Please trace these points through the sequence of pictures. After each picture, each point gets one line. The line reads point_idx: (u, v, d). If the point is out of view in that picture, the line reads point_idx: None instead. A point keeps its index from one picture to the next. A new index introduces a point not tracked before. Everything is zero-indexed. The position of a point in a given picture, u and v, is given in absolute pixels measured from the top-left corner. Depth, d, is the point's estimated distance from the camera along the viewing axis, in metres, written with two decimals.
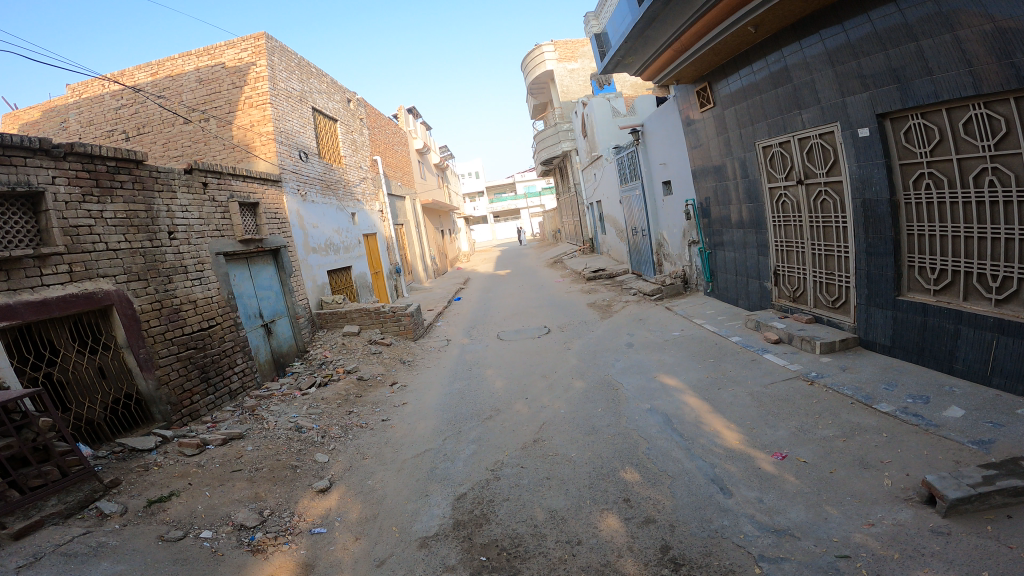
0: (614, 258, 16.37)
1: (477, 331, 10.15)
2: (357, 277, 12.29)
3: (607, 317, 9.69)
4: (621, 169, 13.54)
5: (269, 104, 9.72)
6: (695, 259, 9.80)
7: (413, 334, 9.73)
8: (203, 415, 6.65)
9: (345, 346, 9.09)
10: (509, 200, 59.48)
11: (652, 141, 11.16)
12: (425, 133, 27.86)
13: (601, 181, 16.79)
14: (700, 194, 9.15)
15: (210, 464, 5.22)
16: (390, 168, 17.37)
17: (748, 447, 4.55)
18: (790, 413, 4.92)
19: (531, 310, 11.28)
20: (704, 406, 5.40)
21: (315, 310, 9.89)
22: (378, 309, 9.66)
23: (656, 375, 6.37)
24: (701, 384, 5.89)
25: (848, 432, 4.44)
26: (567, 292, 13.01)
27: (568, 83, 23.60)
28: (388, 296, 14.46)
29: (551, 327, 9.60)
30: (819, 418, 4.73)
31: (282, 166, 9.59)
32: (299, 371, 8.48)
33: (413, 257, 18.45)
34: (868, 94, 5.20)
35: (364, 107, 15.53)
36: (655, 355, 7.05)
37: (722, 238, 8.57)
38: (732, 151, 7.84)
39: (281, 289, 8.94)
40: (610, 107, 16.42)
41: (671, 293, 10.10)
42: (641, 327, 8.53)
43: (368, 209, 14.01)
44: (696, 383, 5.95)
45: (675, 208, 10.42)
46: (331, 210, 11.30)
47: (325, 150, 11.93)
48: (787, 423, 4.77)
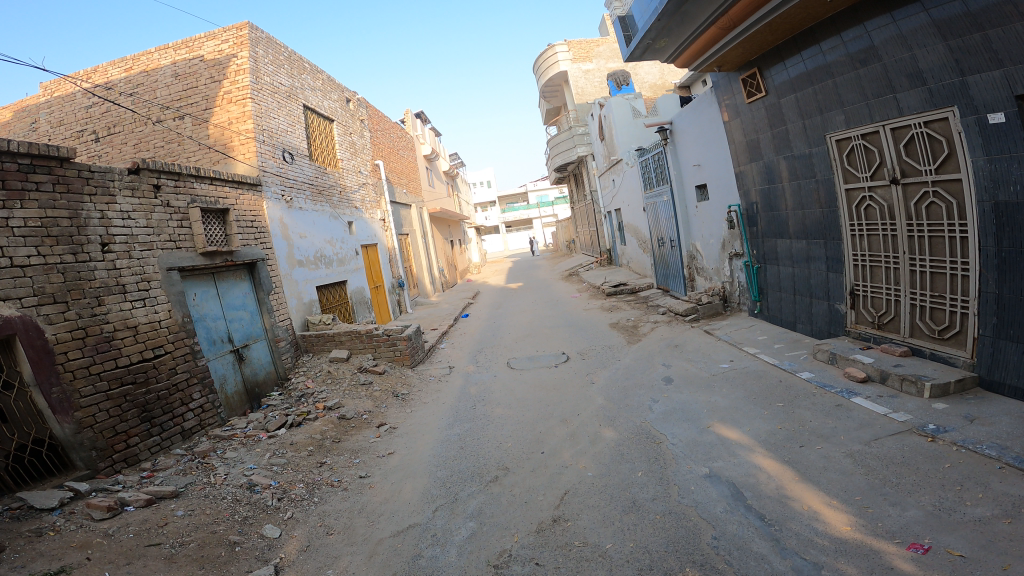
0: (636, 271, 14.99)
1: (483, 357, 8.84)
2: (354, 292, 11.09)
3: (635, 342, 8.34)
4: (645, 174, 12.23)
5: (250, 99, 8.64)
6: (738, 274, 8.40)
7: (410, 360, 8.42)
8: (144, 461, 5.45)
9: (331, 376, 7.85)
10: (521, 210, 58.40)
11: (682, 142, 9.86)
12: (435, 140, 26.89)
13: (621, 188, 15.50)
14: (744, 198, 7.81)
15: (120, 534, 3.95)
16: (394, 175, 16.28)
17: (864, 534, 3.17)
18: (913, 483, 3.53)
19: (545, 333, 9.96)
20: (787, 471, 4.02)
21: (300, 332, 8.67)
22: (371, 331, 8.42)
23: (710, 423, 5.00)
24: (774, 438, 4.51)
25: (1015, 511, 3.07)
26: (586, 309, 11.68)
27: (583, 84, 22.46)
28: (389, 312, 13.23)
29: (569, 352, 8.28)
30: (963, 490, 3.34)
31: (264, 167, 8.45)
32: (275, 405, 7.26)
33: (419, 269, 17.27)
34: (1001, 72, 4.00)
35: (365, 108, 14.51)
36: (702, 394, 5.69)
37: (775, 250, 7.21)
38: (790, 147, 6.53)
39: (258, 309, 7.79)
40: (630, 108, 15.21)
41: (709, 313, 8.70)
42: (679, 356, 7.15)
43: (368, 218, 12.84)
44: (766, 435, 4.58)
45: (713, 215, 9.06)
46: (323, 219, 10.13)
47: (318, 152, 10.82)
48: (917, 499, 3.37)
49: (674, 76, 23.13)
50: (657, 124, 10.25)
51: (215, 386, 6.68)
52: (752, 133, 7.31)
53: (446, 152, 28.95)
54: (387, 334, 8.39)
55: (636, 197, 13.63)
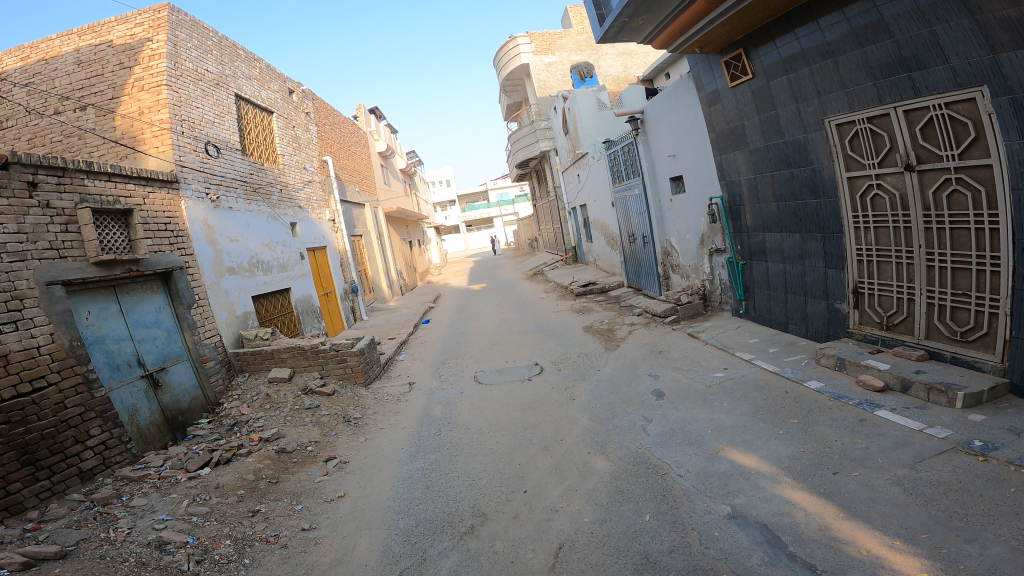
0: (604, 269, 14.41)
1: (449, 371, 7.92)
2: (300, 301, 9.88)
3: (615, 347, 7.65)
4: (613, 169, 11.59)
5: (165, 86, 7.37)
6: (718, 271, 7.82)
7: (364, 377, 7.38)
8: (33, 507, 4.40)
9: (269, 400, 6.71)
10: (480, 209, 57.38)
11: (654, 133, 9.25)
12: (390, 136, 25.62)
13: (587, 184, 14.86)
14: (725, 191, 7.25)
15: None
16: (346, 172, 15.03)
17: None
18: (984, 514, 2.98)
19: (515, 339, 9.15)
20: (826, 506, 3.39)
21: (232, 349, 7.47)
22: (316, 346, 7.33)
23: (718, 448, 4.40)
24: (799, 464, 3.93)
25: None
26: (556, 312, 10.95)
27: (545, 77, 21.73)
28: (342, 320, 12.01)
29: (544, 362, 7.50)
30: None
31: (182, 161, 7.18)
32: (201, 436, 6.10)
33: (376, 272, 16.09)
34: None
35: (311, 99, 13.24)
36: (702, 412, 5.06)
37: (763, 245, 6.68)
38: (781, 134, 5.99)
39: (178, 325, 6.60)
40: (594, 101, 14.60)
41: (689, 314, 8.10)
42: (665, 363, 6.49)
43: (316, 218, 11.59)
44: (787, 460, 4.01)
45: (689, 210, 8.47)
46: (260, 220, 8.87)
47: (253, 145, 9.56)
48: (995, 534, 2.82)
49: (636, 71, 22.87)
50: (627, 115, 9.59)
51: (122, 419, 5.48)
52: (735, 120, 6.75)
53: (402, 149, 27.63)
54: (336, 349, 7.33)
55: (604, 193, 13.00)
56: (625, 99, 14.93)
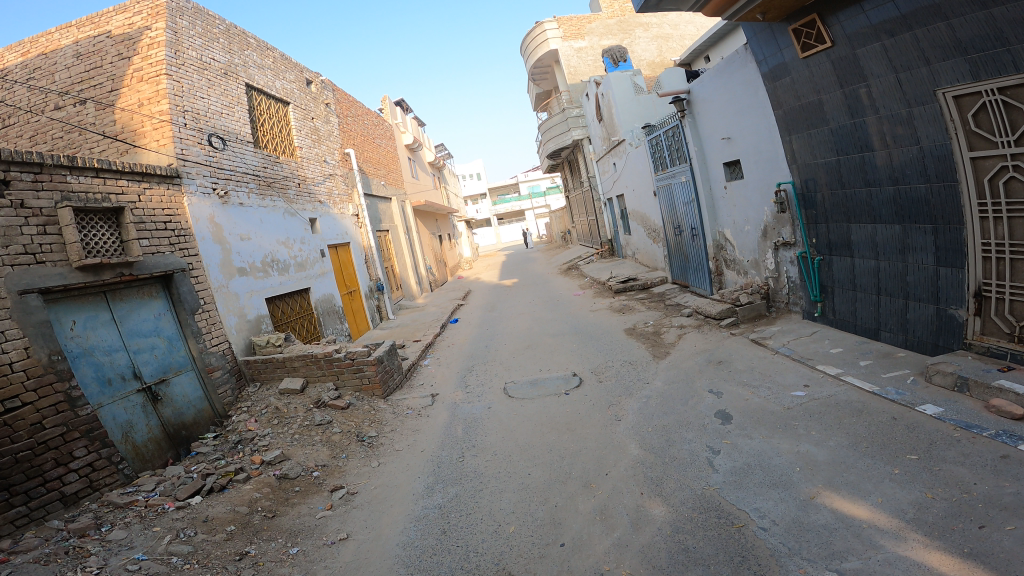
0: (644, 263, 13.35)
1: (475, 380, 7.16)
2: (321, 301, 9.30)
3: (665, 354, 6.70)
4: (653, 155, 10.52)
5: (165, 75, 6.88)
6: (786, 267, 6.69)
7: (382, 388, 6.72)
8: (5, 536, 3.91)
9: (278, 415, 6.15)
10: (512, 202, 56.58)
11: (700, 112, 8.18)
12: (418, 129, 25.08)
13: (625, 172, 13.79)
14: (793, 175, 6.16)
15: None
16: (370, 165, 14.46)
17: None
18: None
19: (549, 343, 8.32)
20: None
21: (243, 357, 6.93)
22: (329, 354, 6.69)
23: (812, 492, 3.51)
24: (930, 516, 3.06)
25: None
26: (593, 311, 10.04)
27: (576, 63, 20.61)
28: (367, 320, 11.39)
29: (580, 372, 6.65)
30: None
31: (184, 155, 6.71)
32: (203, 455, 5.59)
33: (403, 269, 15.55)
34: None
35: (331, 91, 12.69)
36: (784, 443, 4.14)
37: (847, 238, 5.59)
38: (872, 109, 4.90)
39: (181, 333, 6.14)
40: (631, 83, 13.49)
41: (750, 316, 7.04)
42: (727, 377, 5.53)
43: (338, 214, 10.98)
44: (911, 510, 3.14)
45: (744, 197, 7.39)
46: (275, 216, 8.32)
47: (267, 137, 9.05)
48: None
49: (673, 54, 21.52)
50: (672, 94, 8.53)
51: (114, 437, 5.02)
52: (809, 94, 5.62)
53: (430, 142, 27.03)
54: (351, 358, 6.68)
55: (643, 181, 11.93)
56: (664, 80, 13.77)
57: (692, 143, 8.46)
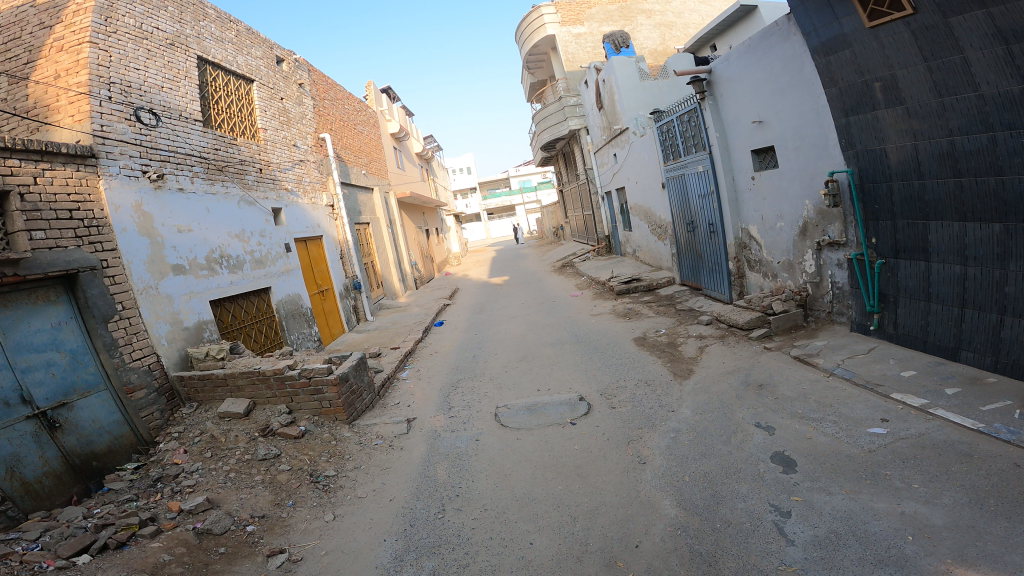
0: (647, 262, 12.31)
1: (462, 402, 6.04)
2: (285, 303, 8.05)
3: (688, 370, 5.72)
4: (661, 144, 9.43)
5: (89, 44, 5.60)
6: (832, 271, 5.69)
7: (346, 413, 5.58)
8: None
9: (212, 446, 5.06)
10: (503, 196, 55.37)
11: (725, 93, 7.10)
12: (405, 118, 23.72)
13: (627, 164, 12.68)
14: (847, 165, 5.15)
15: None
16: (350, 152, 13.16)
17: None
18: None
19: (549, 353, 7.23)
20: None
21: (174, 372, 5.73)
22: (280, 372, 5.53)
23: (941, 571, 2.60)
24: None
25: None
26: (595, 314, 8.99)
27: (574, 50, 19.39)
28: (341, 322, 10.12)
29: (589, 393, 5.61)
30: None
31: (105, 132, 5.46)
32: (114, 494, 4.46)
33: (386, 265, 14.32)
34: None
35: (306, 71, 11.40)
36: (880, 502, 3.21)
37: (922, 237, 4.58)
38: (970, 86, 3.91)
39: (91, 346, 4.95)
40: (635, 68, 12.40)
41: (784, 327, 6.05)
42: (774, 408, 4.56)
43: (309, 204, 9.66)
44: None
45: (775, 188, 6.34)
46: (226, 206, 7.08)
47: (223, 117, 7.78)
48: None
49: (677, 43, 20.45)
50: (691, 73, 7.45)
51: None
52: (878, 70, 4.60)
53: (418, 131, 25.63)
54: (308, 377, 5.53)
55: (649, 172, 10.84)
56: (671, 66, 12.68)
57: (713, 128, 7.39)
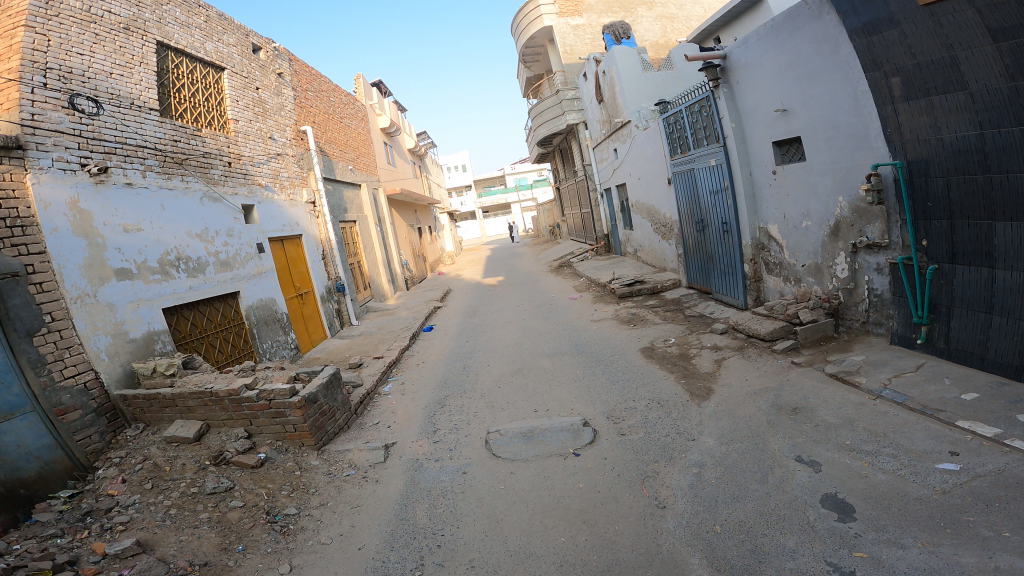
0: (650, 263, 11.64)
1: (449, 425, 5.36)
2: (257, 308, 7.31)
3: (707, 389, 5.09)
4: (667, 137, 8.74)
5: (24, 27, 4.89)
6: (871, 278, 5.04)
7: (314, 438, 4.89)
8: None
9: (155, 476, 4.39)
10: (498, 194, 54.65)
11: (742, 80, 6.41)
12: (397, 113, 22.86)
13: (629, 159, 11.97)
14: (892, 157, 4.52)
15: None
16: (336, 147, 12.37)
17: None
18: None
19: (548, 365, 6.55)
20: None
21: (117, 391, 5.03)
22: (236, 394, 4.85)
23: None
24: None
25: None
26: (596, 320, 8.31)
27: (573, 42, 18.58)
28: (324, 328, 9.34)
29: (595, 416, 4.93)
30: None
31: (36, 121, 4.76)
32: (47, 524, 3.79)
33: (374, 265, 13.58)
34: None
35: (287, 60, 10.60)
36: (968, 556, 2.59)
37: (986, 238, 3.95)
38: None
39: (19, 363, 4.24)
40: (638, 59, 11.68)
41: (812, 339, 5.45)
42: (817, 438, 3.93)
43: (287, 201, 8.91)
44: None
45: (800, 185, 5.70)
46: (185, 202, 6.34)
47: (187, 108, 7.03)
48: None
49: (679, 36, 19.74)
50: (702, 60, 6.78)
51: None
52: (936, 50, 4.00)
53: (411, 127, 24.82)
54: (269, 399, 4.85)
55: (652, 168, 10.15)
56: (675, 57, 11.98)
57: (728, 119, 6.72)
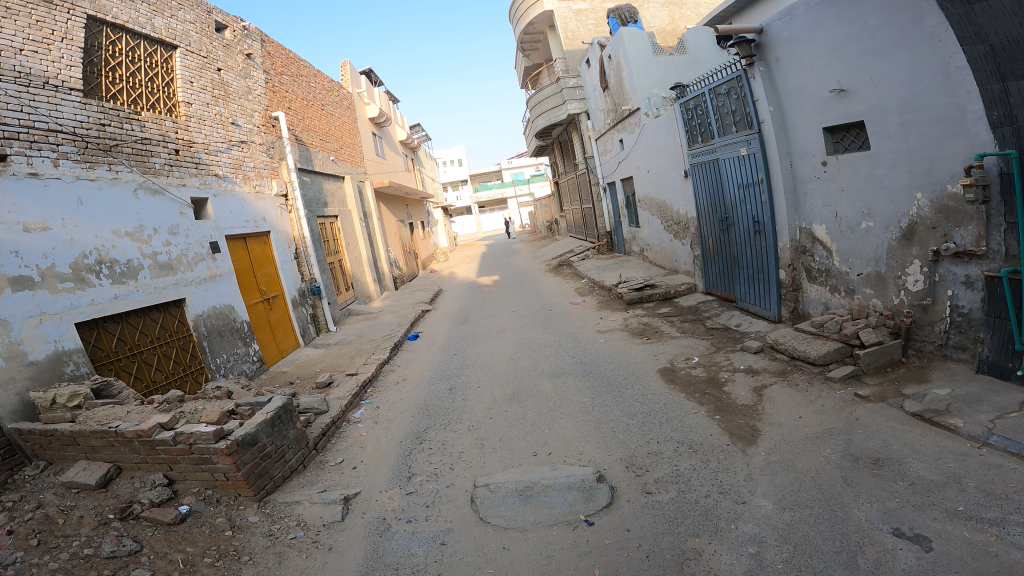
0: (658, 263, 10.67)
1: (429, 469, 4.42)
2: (208, 315, 6.26)
3: (752, 430, 4.17)
4: (684, 126, 7.72)
5: None
6: (955, 294, 4.12)
7: (251, 485, 3.96)
8: None
9: (44, 531, 3.49)
10: (494, 189, 53.46)
11: (784, 56, 5.40)
12: (388, 103, 21.63)
13: (636, 151, 10.93)
14: (997, 144, 3.58)
15: None
16: (315, 136, 11.24)
17: None
18: None
19: (550, 388, 5.57)
20: None
21: (12, 425, 4.09)
22: (150, 434, 3.90)
23: None
24: None
25: None
26: (604, 330, 7.36)
27: (574, 26, 17.28)
28: (296, 336, 8.27)
29: (613, 465, 3.99)
30: None
31: None
32: None
33: (358, 263, 12.53)
34: None
35: (257, 37, 9.44)
36: None
37: None
38: None
39: None
40: (648, 41, 10.58)
41: (875, 365, 4.54)
42: (915, 502, 3.06)
43: (253, 194, 7.83)
44: None
45: (860, 180, 4.75)
46: (112, 195, 5.29)
47: (125, 90, 5.96)
48: None
49: (686, 22, 18.65)
50: (734, 35, 5.76)
51: None
52: None
53: (402, 118, 23.56)
54: (189, 442, 3.92)
55: (665, 160, 9.14)
56: (690, 39, 10.90)
57: (764, 101, 5.72)
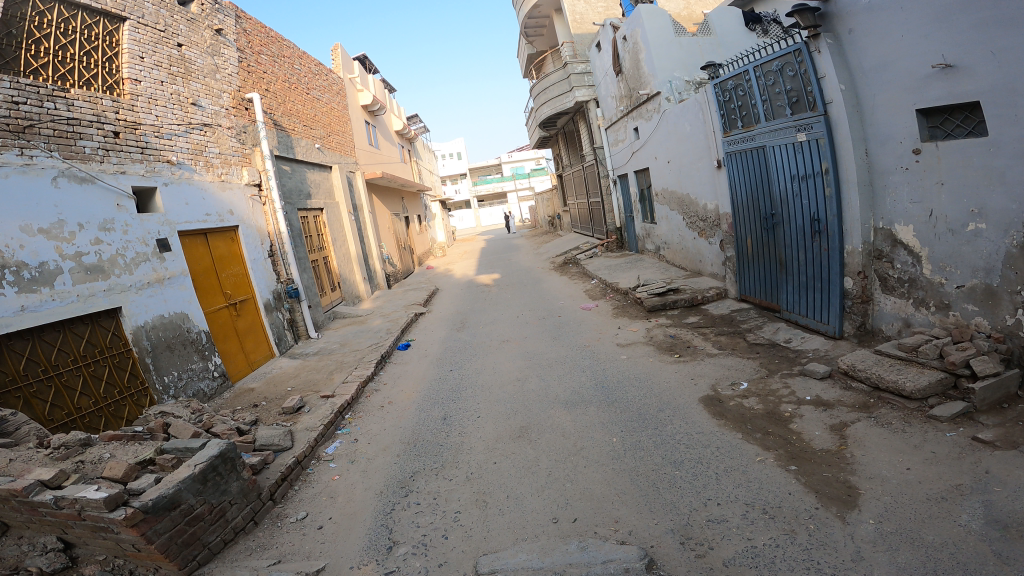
0: (677, 263, 9.64)
1: (419, 533, 3.43)
2: (153, 325, 5.25)
3: (846, 488, 3.24)
4: (719, 110, 6.65)
5: None
6: None
7: (171, 556, 2.99)
8: None
9: None
10: (493, 182, 52.26)
11: (864, 22, 4.37)
12: (382, 90, 20.38)
13: (654, 140, 9.86)
14: None
15: None
16: (297, 121, 10.12)
17: None
18: None
19: (568, 422, 4.57)
20: None
21: None
22: (23, 495, 2.89)
23: None
24: None
25: None
26: (625, 343, 6.34)
27: (582, 9, 15.59)
28: (270, 346, 7.25)
29: (663, 539, 3.01)
30: None
31: None
32: None
33: (346, 260, 11.43)
34: None
35: (229, 8, 8.29)
36: None
37: None
38: None
39: None
40: (670, 19, 9.47)
41: (992, 402, 3.62)
42: None
43: (218, 184, 6.76)
44: None
45: (970, 171, 3.78)
46: (22, 183, 4.31)
47: (50, 68, 4.97)
48: None
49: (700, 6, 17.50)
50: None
51: None
52: None
53: (398, 106, 22.29)
54: (77, 507, 2.91)
55: (690, 149, 8.08)
56: (715, 19, 9.78)
57: (833, 79, 4.68)
